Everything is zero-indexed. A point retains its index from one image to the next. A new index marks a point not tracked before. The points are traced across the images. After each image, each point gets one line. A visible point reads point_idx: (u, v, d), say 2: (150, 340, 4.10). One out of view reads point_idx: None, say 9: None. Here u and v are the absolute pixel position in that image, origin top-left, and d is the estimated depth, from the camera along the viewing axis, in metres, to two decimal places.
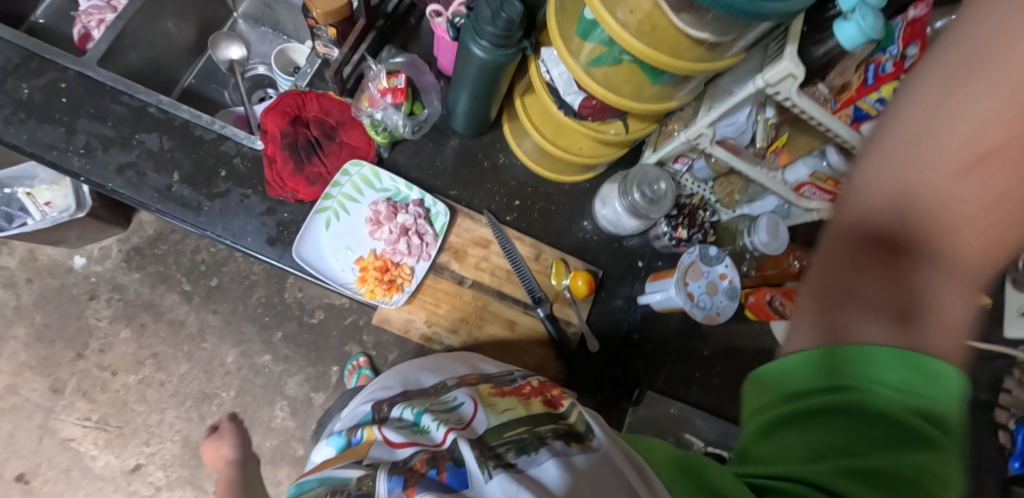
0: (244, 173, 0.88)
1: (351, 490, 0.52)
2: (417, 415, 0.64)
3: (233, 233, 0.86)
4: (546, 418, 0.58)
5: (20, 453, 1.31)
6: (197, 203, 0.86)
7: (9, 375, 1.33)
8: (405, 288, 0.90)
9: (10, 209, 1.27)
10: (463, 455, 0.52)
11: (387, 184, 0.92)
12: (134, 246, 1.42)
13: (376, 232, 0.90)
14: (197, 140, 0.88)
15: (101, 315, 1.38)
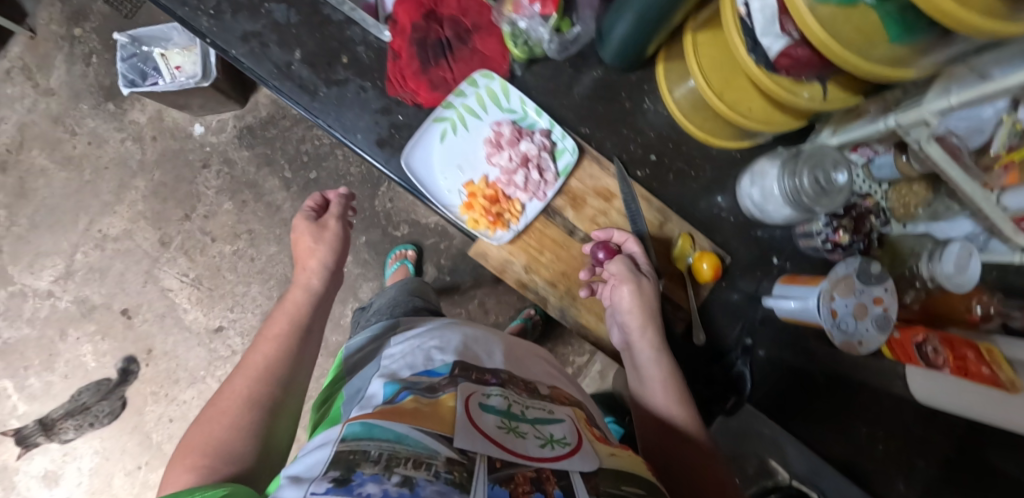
0: (366, 65, 0.82)
1: (442, 471, 0.48)
2: (510, 414, 0.60)
3: (345, 128, 0.81)
4: (650, 481, 0.57)
5: (126, 291, 1.41)
6: (313, 89, 0.81)
7: (128, 220, 1.43)
8: (511, 226, 0.84)
9: (146, 68, 1.33)
10: (574, 487, 0.51)
11: (514, 105, 0.85)
12: (247, 125, 1.46)
13: (494, 157, 0.84)
14: (323, 20, 0.81)
15: (210, 185, 1.44)
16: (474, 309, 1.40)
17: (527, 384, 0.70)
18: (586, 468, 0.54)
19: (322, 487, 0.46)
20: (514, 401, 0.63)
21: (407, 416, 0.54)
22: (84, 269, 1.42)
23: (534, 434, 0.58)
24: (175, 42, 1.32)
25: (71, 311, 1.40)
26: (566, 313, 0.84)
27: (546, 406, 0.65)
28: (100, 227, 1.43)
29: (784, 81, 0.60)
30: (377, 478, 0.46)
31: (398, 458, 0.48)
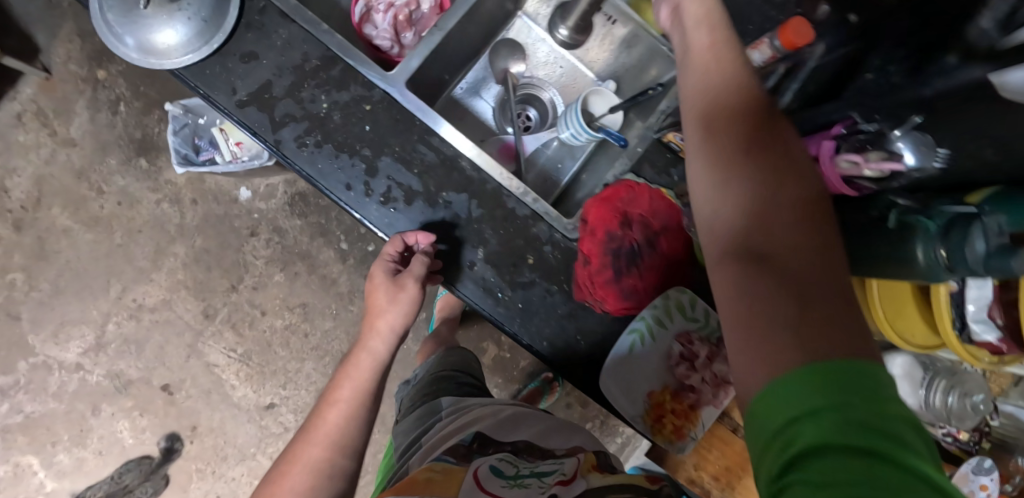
0: (552, 265, 0.78)
1: None
2: (515, 477, 0.67)
3: (532, 334, 0.77)
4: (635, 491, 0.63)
5: (166, 365, 1.35)
6: (497, 291, 0.77)
7: (166, 290, 1.35)
8: (692, 435, 0.78)
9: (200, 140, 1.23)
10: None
11: (698, 314, 0.78)
12: (299, 191, 1.39)
13: (680, 371, 0.79)
14: (509, 214, 0.77)
15: (259, 254, 1.38)
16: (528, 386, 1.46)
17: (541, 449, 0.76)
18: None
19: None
20: (521, 467, 0.70)
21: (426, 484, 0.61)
22: (118, 341, 1.33)
23: (533, 485, 0.65)
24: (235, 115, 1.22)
25: (104, 386, 1.32)
26: None
27: (557, 466, 0.70)
28: (135, 296, 1.34)
29: (971, 349, 0.71)
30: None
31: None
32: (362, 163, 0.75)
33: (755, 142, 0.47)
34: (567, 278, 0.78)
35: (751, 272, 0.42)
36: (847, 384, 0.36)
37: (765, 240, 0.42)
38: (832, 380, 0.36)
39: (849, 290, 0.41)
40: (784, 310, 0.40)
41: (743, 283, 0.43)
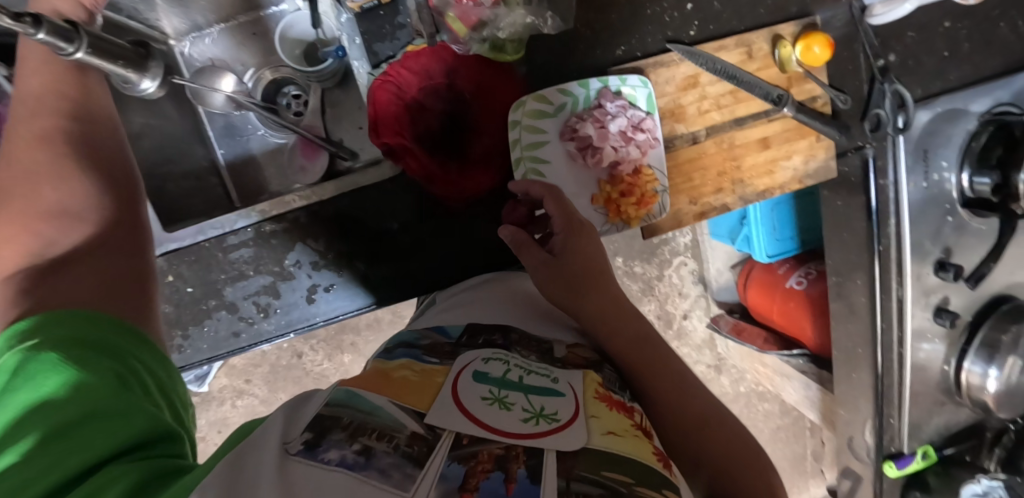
0: (410, 209, 0.69)
1: (399, 444, 0.40)
2: (504, 384, 0.50)
3: (461, 268, 0.71)
4: (644, 468, 0.45)
5: None
6: (404, 269, 0.70)
7: None
8: (660, 190, 0.67)
9: None
10: (542, 469, 0.40)
11: (559, 99, 0.65)
12: None
13: (592, 159, 0.66)
14: (338, 216, 0.69)
15: (320, 359, 1.44)
16: None
17: (540, 344, 0.59)
18: (566, 448, 0.43)
19: (291, 452, 0.38)
20: (516, 366, 0.54)
21: (389, 389, 0.47)
22: None
23: (522, 406, 0.47)
24: None
25: None
26: (751, 197, 0.72)
27: (551, 373, 0.54)
28: None
29: None
30: (339, 446, 0.39)
31: (363, 429, 0.41)
32: (220, 313, 0.70)
33: (579, 282, 0.63)
34: (432, 202, 0.69)
35: (617, 322, 0.63)
36: None
37: (647, 364, 0.61)
38: None
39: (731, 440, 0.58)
40: (670, 392, 0.60)
41: (636, 360, 0.61)
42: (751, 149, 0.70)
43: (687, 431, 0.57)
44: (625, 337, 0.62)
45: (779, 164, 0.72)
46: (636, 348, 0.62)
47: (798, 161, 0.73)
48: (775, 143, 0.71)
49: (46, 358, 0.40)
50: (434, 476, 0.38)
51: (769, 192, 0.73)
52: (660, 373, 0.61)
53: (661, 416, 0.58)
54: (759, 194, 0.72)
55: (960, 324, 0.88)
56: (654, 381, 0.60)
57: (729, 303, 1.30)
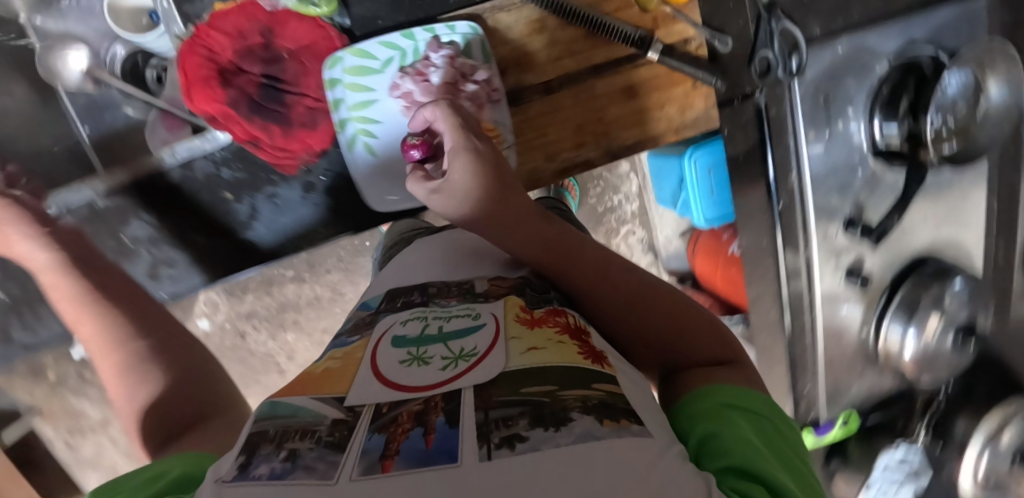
0: (247, 178, 0.65)
1: (317, 438, 0.34)
2: (424, 339, 0.43)
3: (308, 237, 0.68)
4: (585, 371, 0.39)
5: None
6: (250, 242, 0.67)
7: None
8: (505, 148, 0.62)
9: None
10: (460, 408, 0.34)
11: (386, 52, 0.60)
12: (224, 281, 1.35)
13: (424, 118, 0.61)
14: (166, 192, 0.66)
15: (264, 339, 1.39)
16: None
17: (460, 287, 0.51)
18: (477, 380, 0.37)
19: (224, 480, 0.32)
20: (435, 318, 0.46)
21: (310, 388, 0.40)
22: None
23: (440, 355, 0.41)
24: None
25: None
26: (618, 154, 0.67)
27: (470, 310, 0.47)
28: None
29: None
30: (268, 459, 0.32)
31: (289, 433, 0.34)
32: None
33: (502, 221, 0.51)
34: (268, 170, 0.65)
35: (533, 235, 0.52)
36: (732, 403, 0.42)
37: (572, 258, 0.52)
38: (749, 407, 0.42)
39: (666, 301, 0.51)
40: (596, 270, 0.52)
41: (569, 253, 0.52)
42: (613, 101, 0.64)
43: (631, 316, 0.51)
44: (536, 241, 0.52)
45: (648, 115, 0.66)
46: (546, 249, 0.52)
47: (670, 111, 0.66)
48: (643, 92, 0.64)
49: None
50: (354, 457, 0.32)
51: (640, 146, 0.67)
52: (594, 259, 0.53)
53: (617, 311, 0.51)
54: (628, 148, 0.67)
55: (877, 286, 0.83)
56: (582, 290, 0.52)
57: (678, 270, 1.23)
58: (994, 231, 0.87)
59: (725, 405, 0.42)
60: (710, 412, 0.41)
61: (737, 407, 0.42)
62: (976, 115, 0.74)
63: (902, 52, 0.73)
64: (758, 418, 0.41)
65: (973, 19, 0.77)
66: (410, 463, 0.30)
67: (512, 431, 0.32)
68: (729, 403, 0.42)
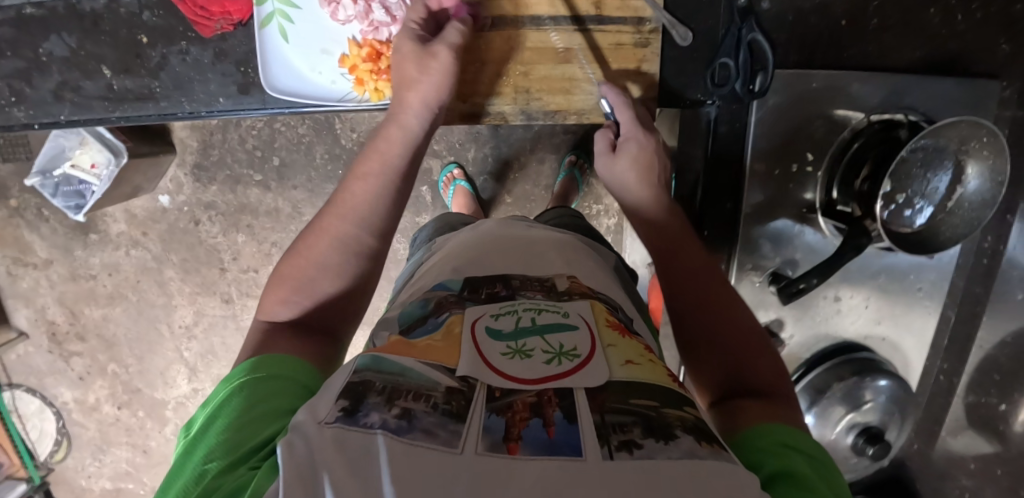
0: (164, 27, 0.65)
1: (438, 403, 0.37)
2: (520, 332, 0.46)
3: (203, 101, 0.67)
4: (673, 391, 0.42)
5: (237, 349, 1.49)
6: (148, 89, 0.67)
7: (189, 304, 1.45)
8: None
9: (74, 186, 1.23)
10: (576, 406, 0.38)
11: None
12: (194, 165, 1.36)
13: (338, 14, 0.62)
14: (93, 17, 0.66)
15: (215, 233, 1.40)
16: (494, 166, 1.31)
17: (542, 282, 0.55)
18: (592, 384, 0.41)
19: (328, 420, 0.36)
20: (525, 311, 0.49)
21: (420, 351, 0.43)
22: (198, 359, 1.49)
23: (541, 349, 0.44)
24: (70, 147, 1.20)
25: None
26: (532, 115, 0.67)
27: (558, 308, 0.50)
28: (178, 323, 1.47)
29: None
30: (379, 409, 0.37)
31: (400, 391, 0.38)
32: None
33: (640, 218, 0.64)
34: (186, 26, 0.65)
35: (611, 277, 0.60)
36: (786, 440, 0.42)
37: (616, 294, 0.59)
38: (787, 442, 0.42)
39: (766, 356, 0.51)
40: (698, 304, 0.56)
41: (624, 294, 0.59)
42: (541, 60, 0.65)
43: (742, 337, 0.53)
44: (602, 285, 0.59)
45: (577, 86, 0.66)
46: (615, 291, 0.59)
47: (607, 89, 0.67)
48: (576, 58, 0.65)
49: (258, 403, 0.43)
50: (477, 433, 0.35)
51: (562, 115, 0.67)
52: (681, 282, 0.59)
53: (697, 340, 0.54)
54: (546, 111, 0.67)
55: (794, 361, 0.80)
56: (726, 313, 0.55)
57: None
58: (942, 343, 0.80)
59: (785, 442, 0.42)
60: (767, 449, 0.41)
61: (795, 445, 0.42)
62: (947, 201, 0.67)
63: (881, 109, 0.67)
64: (820, 467, 0.40)
65: (975, 98, 0.70)
66: (533, 450, 0.34)
67: (628, 436, 0.36)
68: (782, 437, 0.42)
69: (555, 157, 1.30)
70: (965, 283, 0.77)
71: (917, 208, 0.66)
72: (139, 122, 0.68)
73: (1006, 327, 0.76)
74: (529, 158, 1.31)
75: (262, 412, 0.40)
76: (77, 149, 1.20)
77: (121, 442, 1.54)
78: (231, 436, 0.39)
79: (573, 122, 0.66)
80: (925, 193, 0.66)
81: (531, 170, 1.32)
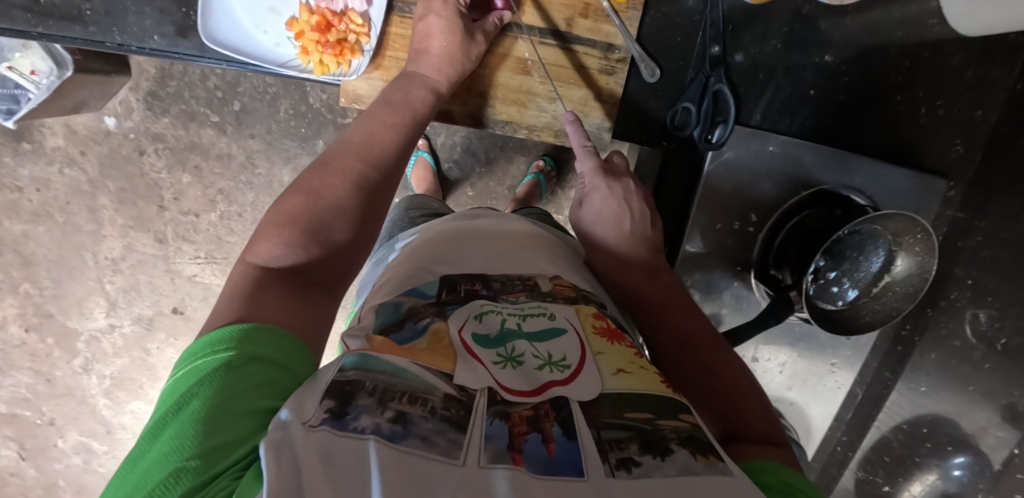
0: None
1: (436, 408, 0.38)
2: (504, 337, 0.48)
3: (135, 36, 0.64)
4: (664, 398, 0.44)
5: (164, 292, 1.43)
6: (77, 10, 0.63)
7: (120, 237, 1.38)
8: (365, 49, 0.65)
9: (10, 89, 1.15)
10: (573, 421, 0.40)
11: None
12: (148, 92, 1.28)
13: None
14: None
15: (159, 168, 1.33)
16: (462, 157, 1.25)
17: (524, 282, 0.55)
18: (584, 397, 0.43)
19: (313, 423, 0.36)
20: (509, 315, 0.50)
21: (410, 353, 0.44)
22: (120, 295, 1.43)
23: (531, 354, 0.46)
24: (9, 47, 1.10)
25: (138, 332, 1.46)
26: (481, 116, 0.70)
27: (543, 309, 0.51)
28: (104, 254, 1.39)
29: None
30: (371, 412, 0.37)
31: (392, 392, 0.39)
32: None
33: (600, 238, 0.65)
34: None
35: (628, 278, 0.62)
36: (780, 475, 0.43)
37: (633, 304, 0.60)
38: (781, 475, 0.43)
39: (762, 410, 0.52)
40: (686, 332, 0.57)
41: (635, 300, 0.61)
42: (503, 67, 0.69)
43: (733, 388, 0.53)
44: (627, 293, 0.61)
45: (533, 100, 0.70)
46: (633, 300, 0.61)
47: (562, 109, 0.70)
48: (536, 71, 0.69)
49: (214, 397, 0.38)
50: (480, 441, 0.37)
51: (513, 126, 0.70)
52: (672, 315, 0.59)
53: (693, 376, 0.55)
54: (497, 114, 0.70)
55: None
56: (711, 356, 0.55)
57: None
58: (845, 417, 0.81)
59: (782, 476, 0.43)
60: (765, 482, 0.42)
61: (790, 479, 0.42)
62: (874, 286, 0.67)
63: (813, 185, 0.71)
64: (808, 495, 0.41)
65: (926, 192, 0.70)
66: (537, 467, 0.36)
67: (626, 455, 0.38)
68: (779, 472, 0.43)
69: (524, 160, 1.26)
70: (877, 365, 0.79)
71: (845, 287, 0.68)
72: (63, 45, 0.64)
73: (904, 414, 0.77)
74: (499, 156, 1.25)
75: (229, 414, 0.37)
76: (18, 52, 1.11)
77: (23, 367, 1.46)
78: (194, 436, 0.35)
79: (522, 135, 0.70)
80: (855, 274, 0.67)
81: (499, 167, 1.26)
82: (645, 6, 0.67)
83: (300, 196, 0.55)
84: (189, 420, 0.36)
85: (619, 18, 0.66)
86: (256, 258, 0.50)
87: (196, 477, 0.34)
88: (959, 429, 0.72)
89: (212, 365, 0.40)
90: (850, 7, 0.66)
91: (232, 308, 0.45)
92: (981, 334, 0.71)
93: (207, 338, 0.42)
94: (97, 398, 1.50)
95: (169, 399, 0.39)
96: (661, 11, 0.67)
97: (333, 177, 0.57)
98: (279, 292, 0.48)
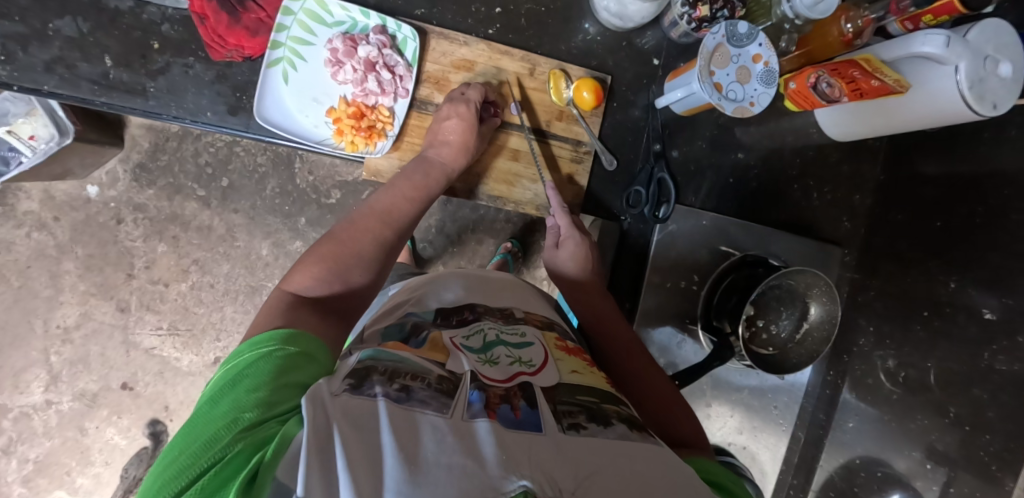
0: (178, 40, 0.73)
1: (430, 382, 0.46)
2: (485, 347, 0.55)
3: (191, 111, 0.74)
4: (608, 394, 0.53)
5: (115, 365, 1.40)
6: (141, 86, 0.73)
7: (78, 304, 1.37)
8: (389, 134, 0.79)
9: (2, 151, 1.19)
10: (536, 396, 0.48)
11: (338, 16, 0.77)
12: (137, 164, 1.35)
13: (339, 75, 0.77)
14: (113, 15, 0.71)
15: (135, 236, 1.36)
16: (436, 238, 1.38)
17: (501, 311, 0.65)
18: (544, 382, 0.50)
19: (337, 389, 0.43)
20: (490, 329, 0.59)
21: (417, 351, 0.52)
22: (65, 368, 1.38)
23: (505, 355, 0.54)
24: (14, 113, 1.16)
25: (77, 409, 1.39)
26: (477, 193, 0.85)
27: (518, 330, 0.60)
28: (56, 321, 1.37)
29: None
30: (382, 382, 0.45)
31: (399, 371, 0.47)
32: None
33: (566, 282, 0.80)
34: (199, 46, 0.73)
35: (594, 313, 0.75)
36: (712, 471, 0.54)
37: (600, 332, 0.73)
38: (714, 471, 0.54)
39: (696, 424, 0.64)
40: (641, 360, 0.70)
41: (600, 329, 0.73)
42: (496, 155, 0.85)
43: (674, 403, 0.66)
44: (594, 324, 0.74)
45: (519, 181, 0.85)
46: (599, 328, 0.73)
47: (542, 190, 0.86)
48: (523, 159, 0.85)
49: (263, 375, 0.45)
50: (463, 403, 0.44)
51: (502, 201, 0.85)
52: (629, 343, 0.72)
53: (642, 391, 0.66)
54: (490, 190, 0.85)
55: None
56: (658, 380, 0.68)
57: None
58: (793, 461, 0.96)
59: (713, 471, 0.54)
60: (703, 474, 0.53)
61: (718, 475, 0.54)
62: (797, 333, 0.84)
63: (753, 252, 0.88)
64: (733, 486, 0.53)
65: (825, 261, 0.90)
66: (506, 422, 0.43)
67: (577, 420, 0.46)
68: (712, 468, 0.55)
69: (493, 241, 1.40)
70: (812, 408, 0.96)
71: (773, 333, 0.84)
72: (122, 114, 0.73)
73: (839, 458, 0.91)
74: (469, 237, 1.39)
75: (279, 386, 0.45)
76: (21, 117, 1.17)
77: None
78: (250, 399, 0.43)
79: (510, 209, 0.84)
80: (779, 322, 0.84)
81: (469, 247, 1.40)
82: (604, 115, 0.86)
83: (329, 243, 0.66)
84: (244, 389, 0.44)
85: (586, 122, 0.84)
86: (291, 286, 0.60)
87: (249, 426, 0.41)
88: (893, 468, 0.84)
89: (260, 354, 0.48)
90: (753, 121, 0.88)
91: (273, 320, 0.54)
92: (888, 371, 0.86)
93: (253, 339, 0.50)
94: (13, 487, 1.39)
95: (223, 378, 0.47)
96: (617, 118, 0.86)
97: (361, 231, 0.69)
98: (311, 315, 0.57)
